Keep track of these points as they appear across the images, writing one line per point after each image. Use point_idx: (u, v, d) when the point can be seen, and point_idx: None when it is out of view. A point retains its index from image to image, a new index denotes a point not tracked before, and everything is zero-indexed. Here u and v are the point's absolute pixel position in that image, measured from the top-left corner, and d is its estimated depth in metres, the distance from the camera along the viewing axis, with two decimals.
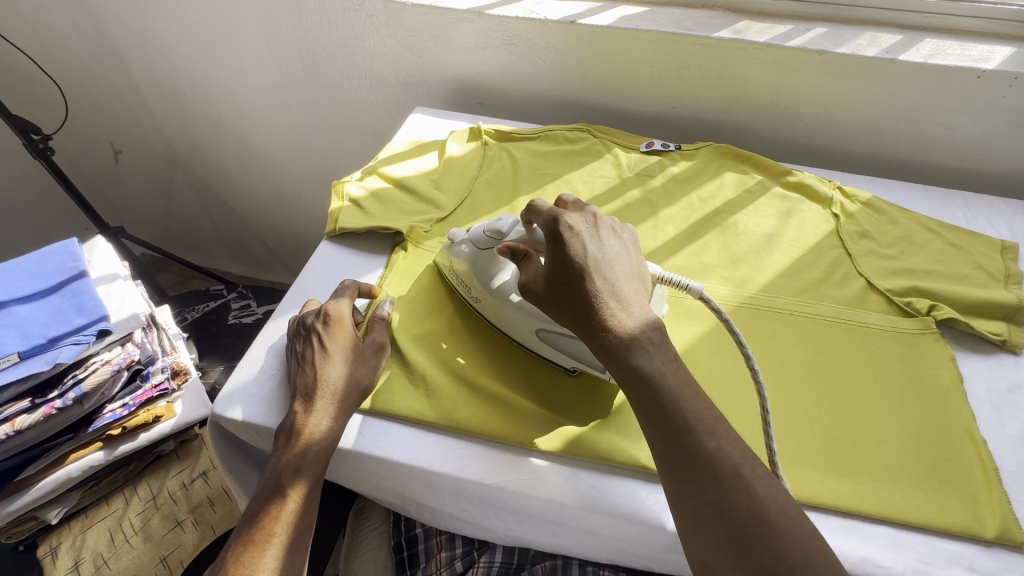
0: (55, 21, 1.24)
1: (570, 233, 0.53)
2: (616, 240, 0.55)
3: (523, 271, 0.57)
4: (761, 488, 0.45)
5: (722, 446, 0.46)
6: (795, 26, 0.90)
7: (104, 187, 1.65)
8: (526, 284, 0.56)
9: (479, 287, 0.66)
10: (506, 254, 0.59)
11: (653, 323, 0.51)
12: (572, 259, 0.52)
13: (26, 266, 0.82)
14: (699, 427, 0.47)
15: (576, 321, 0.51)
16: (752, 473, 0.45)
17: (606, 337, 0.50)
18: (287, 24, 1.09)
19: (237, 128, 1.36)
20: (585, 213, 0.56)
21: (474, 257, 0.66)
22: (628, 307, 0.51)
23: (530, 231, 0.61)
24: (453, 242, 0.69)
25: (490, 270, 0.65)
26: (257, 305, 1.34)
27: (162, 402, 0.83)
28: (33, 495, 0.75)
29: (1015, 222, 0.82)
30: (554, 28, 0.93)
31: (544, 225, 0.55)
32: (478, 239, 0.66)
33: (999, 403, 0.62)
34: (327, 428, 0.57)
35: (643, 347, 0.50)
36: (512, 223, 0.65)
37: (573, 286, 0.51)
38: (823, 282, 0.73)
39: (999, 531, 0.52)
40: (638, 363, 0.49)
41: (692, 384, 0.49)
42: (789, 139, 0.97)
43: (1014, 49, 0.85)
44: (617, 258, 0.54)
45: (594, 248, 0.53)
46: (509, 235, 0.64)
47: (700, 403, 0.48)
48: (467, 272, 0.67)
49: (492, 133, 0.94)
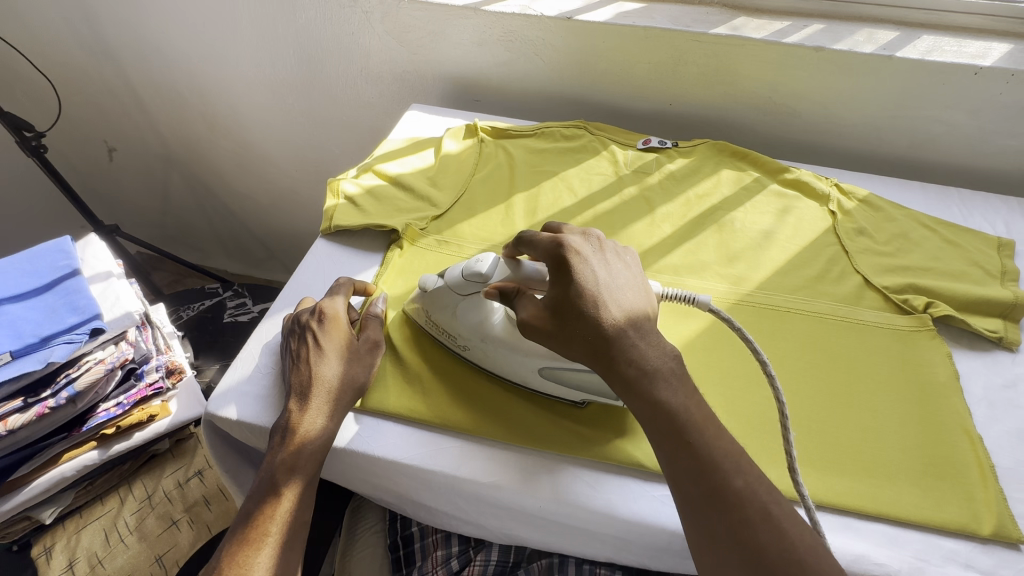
0: (48, 17, 1.23)
1: (577, 261, 0.52)
2: (623, 264, 0.55)
3: (520, 309, 0.54)
4: (788, 526, 0.44)
5: (749, 484, 0.45)
6: (792, 23, 0.90)
7: (98, 185, 1.64)
8: (527, 320, 0.53)
9: (469, 332, 0.62)
10: (496, 296, 0.56)
11: (671, 351, 0.52)
12: (585, 291, 0.51)
13: (17, 265, 0.81)
14: (726, 464, 0.46)
15: (596, 355, 0.51)
16: (779, 511, 0.44)
17: (628, 370, 0.50)
18: (282, 21, 1.08)
19: (233, 125, 1.35)
20: (589, 238, 0.56)
21: (457, 301, 0.62)
22: (647, 336, 0.52)
23: (518, 267, 0.57)
24: (427, 288, 0.64)
25: (477, 311, 0.62)
26: (253, 303, 1.34)
27: (157, 402, 0.83)
28: (26, 495, 0.75)
29: (1011, 219, 0.82)
30: (550, 25, 0.92)
31: (547, 256, 0.54)
32: (459, 286, 0.61)
33: (995, 400, 0.62)
34: (322, 427, 0.56)
35: (665, 379, 0.50)
36: (493, 261, 0.59)
37: (589, 319, 0.51)
38: (820, 279, 0.73)
39: (994, 528, 0.52)
40: (662, 396, 0.49)
41: (713, 419, 0.49)
42: (787, 136, 0.96)
43: (1011, 45, 0.84)
44: (624, 283, 0.54)
45: (605, 274, 0.53)
46: (494, 276, 0.59)
47: (723, 440, 0.48)
48: (451, 317, 0.62)
49: (489, 130, 0.93)
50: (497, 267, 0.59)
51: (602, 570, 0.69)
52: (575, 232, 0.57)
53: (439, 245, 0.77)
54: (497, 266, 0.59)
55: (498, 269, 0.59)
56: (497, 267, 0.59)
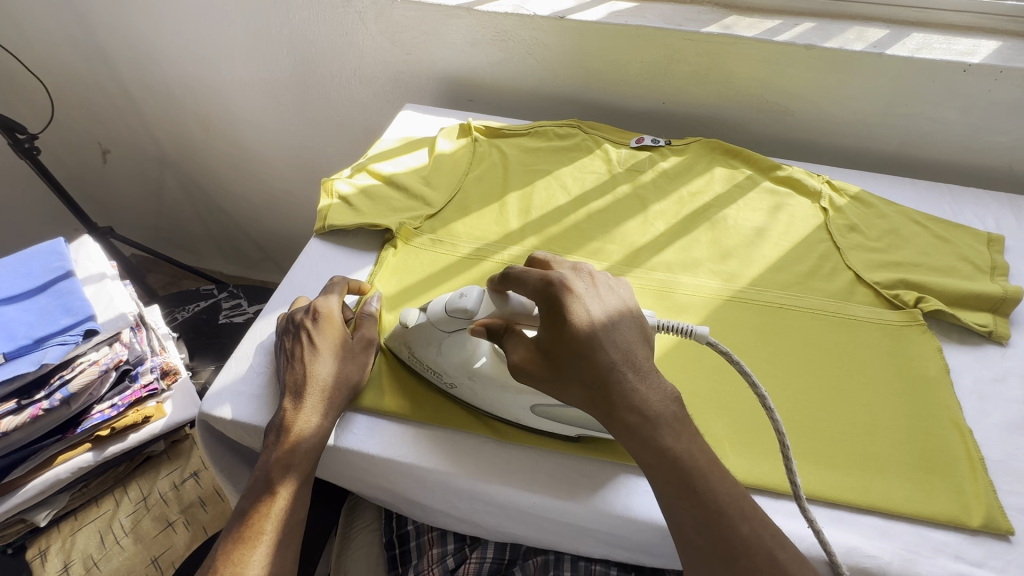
0: (41, 18, 1.23)
1: (569, 299, 0.50)
2: (617, 298, 0.53)
3: (510, 349, 0.53)
4: (795, 569, 0.45)
5: (755, 530, 0.46)
6: (784, 21, 0.90)
7: (92, 187, 1.63)
8: (518, 364, 0.52)
9: (454, 367, 0.60)
10: (483, 331, 0.55)
11: (671, 393, 0.50)
12: (576, 331, 0.49)
13: (10, 268, 0.81)
14: (732, 511, 0.46)
15: (595, 400, 0.49)
16: (785, 556, 0.45)
17: (630, 417, 0.48)
18: (275, 22, 1.08)
19: (227, 126, 1.35)
20: (581, 272, 0.54)
21: (441, 337, 0.60)
22: (647, 378, 0.50)
23: (506, 300, 0.55)
24: (410, 322, 0.62)
25: (462, 346, 0.60)
26: (248, 304, 1.34)
27: (152, 403, 0.83)
28: (21, 497, 0.75)
29: (1000, 215, 0.83)
30: (543, 24, 0.93)
31: (537, 295, 0.52)
32: (443, 320, 0.59)
33: (985, 392, 0.63)
34: (317, 425, 0.56)
35: (668, 425, 0.48)
36: (477, 296, 0.57)
37: (584, 359, 0.49)
38: (812, 276, 0.73)
39: (984, 520, 0.53)
40: (667, 444, 0.47)
41: (716, 462, 0.48)
42: (779, 134, 0.97)
43: (1000, 42, 0.85)
44: (619, 320, 0.52)
45: (599, 311, 0.51)
46: (479, 312, 0.57)
47: (728, 485, 0.47)
48: (434, 352, 0.60)
49: (482, 129, 0.94)
50: (481, 303, 0.57)
51: (598, 568, 0.68)
52: (566, 264, 0.55)
53: (433, 244, 0.77)
54: (482, 301, 0.57)
55: (483, 305, 0.57)
56: (482, 303, 0.57)
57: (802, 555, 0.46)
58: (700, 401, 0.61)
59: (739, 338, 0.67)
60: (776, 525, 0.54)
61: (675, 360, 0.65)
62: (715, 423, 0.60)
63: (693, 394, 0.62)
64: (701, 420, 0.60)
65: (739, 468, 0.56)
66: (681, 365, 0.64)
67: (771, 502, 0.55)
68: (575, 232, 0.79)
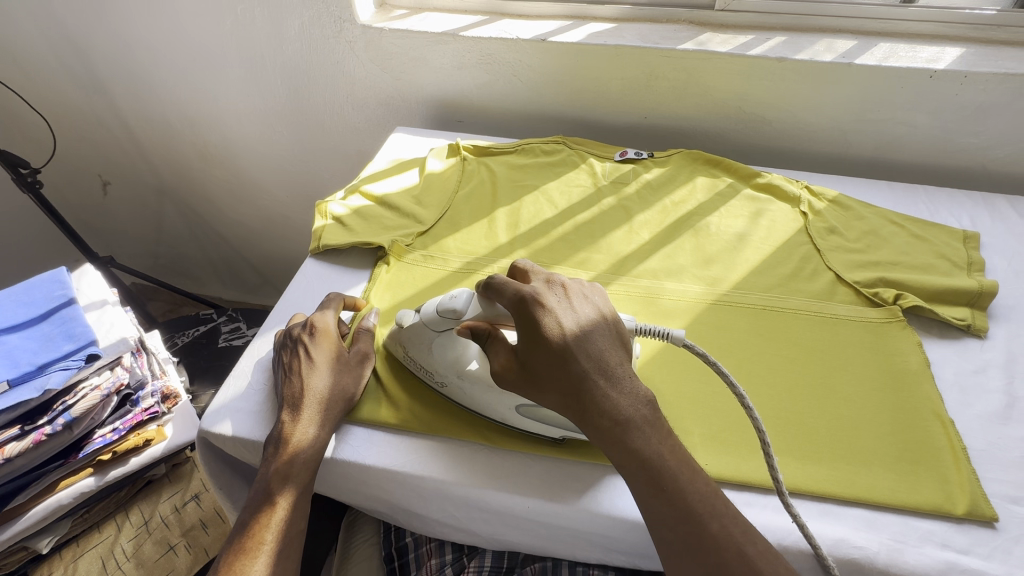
0: (44, 57, 1.27)
1: (540, 311, 0.53)
2: (591, 306, 0.55)
3: (492, 354, 0.55)
4: (763, 565, 0.45)
5: (724, 527, 0.46)
6: (756, 36, 0.94)
7: (93, 218, 1.67)
8: (498, 371, 0.54)
9: (445, 368, 0.62)
10: (467, 334, 0.57)
11: (644, 397, 0.51)
12: (548, 338, 0.51)
13: (14, 297, 0.83)
14: (700, 507, 0.47)
15: (569, 406, 0.51)
16: (755, 551, 0.45)
17: (602, 422, 0.50)
18: (269, 53, 1.12)
19: (223, 154, 1.39)
20: (554, 283, 0.56)
21: (432, 337, 0.62)
22: (618, 383, 0.51)
23: (493, 304, 0.57)
24: (403, 323, 0.64)
25: (452, 346, 0.62)
26: (247, 327, 1.36)
27: (152, 426, 0.84)
28: (24, 523, 0.75)
29: (976, 214, 0.85)
30: (526, 47, 0.97)
31: (513, 305, 0.54)
32: (432, 319, 0.62)
33: (965, 384, 0.65)
34: (314, 437, 0.58)
35: (638, 428, 0.49)
36: (467, 298, 0.60)
37: (559, 367, 0.51)
38: (795, 277, 0.76)
39: (968, 507, 0.54)
40: (636, 446, 0.49)
41: (687, 461, 0.49)
42: (758, 143, 1.00)
43: (963, 49, 0.89)
44: (593, 328, 0.53)
45: (571, 320, 0.53)
46: (467, 312, 0.59)
47: (698, 483, 0.48)
48: (427, 353, 0.63)
49: (470, 148, 0.97)
50: (470, 303, 0.60)
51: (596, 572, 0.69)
52: (541, 275, 0.57)
53: (426, 260, 0.79)
54: (471, 302, 0.60)
55: (472, 305, 0.60)
56: (470, 304, 0.60)
57: (776, 551, 0.46)
58: (689, 402, 0.63)
59: (724, 342, 0.69)
60: (764, 519, 0.55)
61: (664, 361, 0.67)
62: (702, 423, 0.61)
63: (682, 395, 0.64)
64: (689, 420, 0.61)
65: (727, 466, 0.58)
66: (668, 367, 0.66)
67: (758, 498, 0.56)
68: (563, 243, 0.82)
